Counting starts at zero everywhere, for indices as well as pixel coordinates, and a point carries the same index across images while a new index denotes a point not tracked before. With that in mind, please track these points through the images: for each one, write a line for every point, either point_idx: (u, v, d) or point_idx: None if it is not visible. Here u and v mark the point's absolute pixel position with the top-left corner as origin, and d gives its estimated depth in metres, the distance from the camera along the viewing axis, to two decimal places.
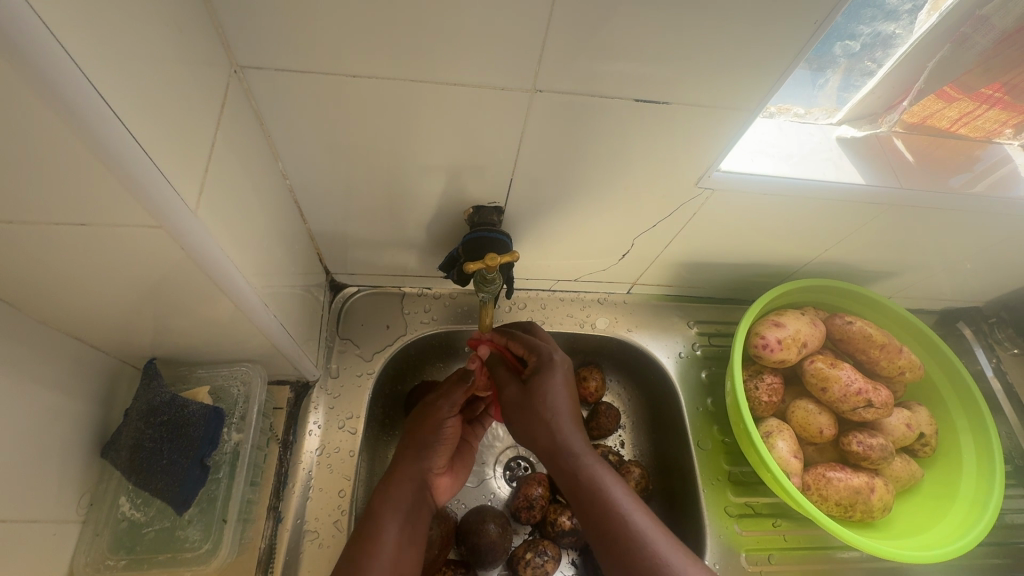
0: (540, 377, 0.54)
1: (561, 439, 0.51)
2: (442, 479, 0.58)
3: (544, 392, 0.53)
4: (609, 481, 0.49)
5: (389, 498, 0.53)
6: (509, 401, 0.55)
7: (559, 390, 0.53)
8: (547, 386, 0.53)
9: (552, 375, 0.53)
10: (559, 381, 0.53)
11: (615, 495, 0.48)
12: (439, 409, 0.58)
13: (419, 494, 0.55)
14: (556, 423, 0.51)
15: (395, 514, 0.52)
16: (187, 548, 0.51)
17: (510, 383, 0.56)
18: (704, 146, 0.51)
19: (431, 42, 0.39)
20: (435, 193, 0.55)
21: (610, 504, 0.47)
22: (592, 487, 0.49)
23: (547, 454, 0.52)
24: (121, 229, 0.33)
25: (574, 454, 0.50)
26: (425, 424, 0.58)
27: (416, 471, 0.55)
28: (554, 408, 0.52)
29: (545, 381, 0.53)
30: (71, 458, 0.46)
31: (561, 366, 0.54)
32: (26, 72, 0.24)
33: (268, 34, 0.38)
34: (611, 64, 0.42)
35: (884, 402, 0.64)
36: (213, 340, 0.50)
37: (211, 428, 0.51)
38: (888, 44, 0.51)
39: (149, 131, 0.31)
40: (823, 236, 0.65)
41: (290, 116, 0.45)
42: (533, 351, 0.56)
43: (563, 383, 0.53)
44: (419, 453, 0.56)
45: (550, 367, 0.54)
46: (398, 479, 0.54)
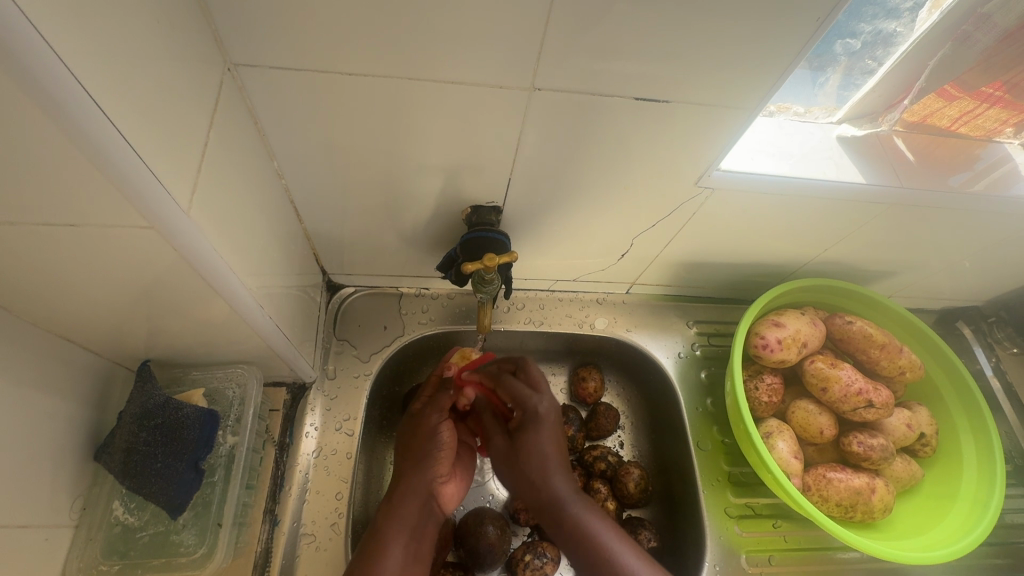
0: (525, 434, 0.53)
1: (548, 490, 0.51)
2: (447, 488, 0.57)
3: (530, 447, 0.53)
4: (599, 526, 0.49)
5: (396, 514, 0.52)
6: (496, 452, 0.56)
7: (545, 441, 0.53)
8: (533, 439, 0.53)
9: (538, 432, 0.53)
10: (544, 434, 0.53)
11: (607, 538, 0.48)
12: (430, 418, 0.58)
13: (425, 509, 0.54)
14: (543, 474, 0.51)
15: (401, 529, 0.51)
16: (183, 552, 0.50)
17: (496, 436, 0.57)
18: (704, 145, 0.50)
19: (428, 40, 0.39)
20: (433, 193, 0.54)
21: (593, 546, 0.48)
22: (583, 535, 0.48)
23: (535, 508, 0.53)
24: (113, 230, 0.33)
25: (559, 504, 0.50)
26: (420, 435, 0.58)
27: (421, 484, 0.54)
28: (540, 463, 0.52)
29: (531, 436, 0.53)
30: (63, 462, 0.45)
31: (547, 420, 0.54)
32: (11, 69, 0.23)
33: (261, 31, 0.37)
34: (611, 62, 0.41)
35: (885, 402, 0.64)
36: (208, 342, 0.49)
37: (206, 431, 0.51)
38: (889, 42, 0.51)
39: (140, 131, 0.30)
40: (824, 235, 0.64)
41: (286, 115, 0.44)
42: (518, 404, 0.56)
43: (549, 437, 0.53)
44: (420, 466, 0.55)
45: (535, 421, 0.54)
46: (403, 493, 0.54)
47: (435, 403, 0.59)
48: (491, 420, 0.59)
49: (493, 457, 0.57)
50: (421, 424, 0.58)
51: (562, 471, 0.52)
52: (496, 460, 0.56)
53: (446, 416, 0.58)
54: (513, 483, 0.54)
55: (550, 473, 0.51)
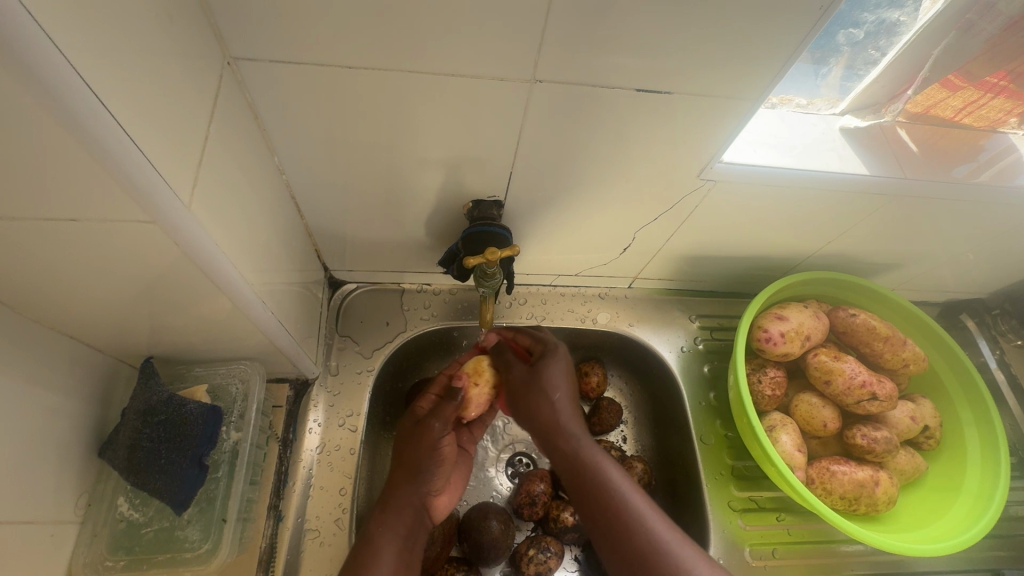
0: (544, 362, 0.56)
1: (560, 418, 0.53)
2: (440, 499, 0.57)
3: (550, 373, 0.55)
4: (608, 464, 0.50)
5: (386, 523, 0.52)
6: (512, 380, 0.57)
7: (561, 372, 0.56)
8: (550, 368, 0.55)
9: (556, 360, 0.56)
10: (560, 365, 0.56)
11: (615, 480, 0.49)
12: (433, 430, 0.56)
13: (417, 516, 0.54)
14: (556, 408, 0.53)
15: (394, 537, 0.51)
16: (187, 548, 0.50)
17: (515, 365, 0.58)
18: (708, 136, 0.50)
19: (428, 33, 0.39)
20: (434, 188, 0.54)
21: (607, 485, 0.49)
22: (592, 467, 0.50)
23: (546, 431, 0.53)
24: (115, 225, 0.33)
25: (572, 435, 0.52)
26: (422, 446, 0.55)
27: (413, 497, 0.54)
28: (556, 389, 0.54)
29: (548, 364, 0.56)
30: (67, 459, 0.45)
31: (562, 353, 0.57)
32: (12, 63, 0.23)
33: (262, 25, 0.37)
34: (612, 53, 0.41)
35: (888, 395, 0.64)
36: (211, 338, 0.49)
37: (209, 427, 0.51)
38: (892, 32, 0.50)
39: (141, 127, 0.30)
40: (826, 228, 0.64)
41: (286, 110, 0.44)
42: (539, 342, 0.59)
43: (565, 368, 0.56)
44: (413, 479, 0.54)
45: (554, 354, 0.57)
46: (395, 503, 0.53)
47: (440, 412, 0.57)
48: (512, 356, 0.60)
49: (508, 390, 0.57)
50: (422, 430, 0.56)
51: (571, 405, 0.55)
52: (512, 390, 0.56)
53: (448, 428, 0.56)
54: (525, 411, 0.55)
55: (559, 402, 0.54)
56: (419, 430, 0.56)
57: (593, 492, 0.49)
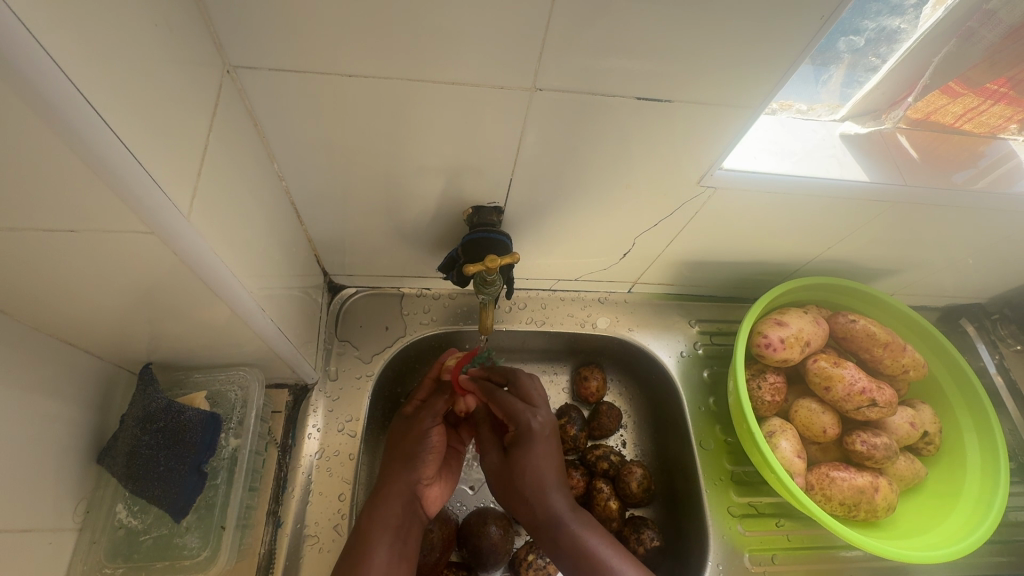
0: (520, 451, 0.53)
1: (545, 509, 0.51)
2: (431, 490, 0.58)
3: (526, 464, 0.52)
4: (588, 533, 0.50)
5: (378, 513, 0.52)
6: (489, 468, 0.56)
7: (540, 461, 0.52)
8: (527, 459, 0.53)
9: (531, 448, 0.53)
10: (538, 451, 0.53)
11: (596, 544, 0.50)
12: (423, 422, 0.58)
13: (408, 509, 0.54)
14: (539, 493, 0.51)
15: (385, 531, 0.51)
16: (186, 554, 0.50)
17: (490, 449, 0.57)
18: (708, 143, 0.50)
19: (428, 42, 0.39)
20: (434, 194, 0.54)
21: (586, 562, 0.49)
22: (579, 554, 0.49)
23: (530, 526, 0.53)
24: (114, 235, 0.33)
25: (554, 524, 0.51)
26: (412, 437, 0.58)
27: (404, 484, 0.55)
28: (534, 481, 0.52)
29: (525, 455, 0.53)
30: (66, 465, 0.45)
31: (541, 436, 0.53)
32: (10, 78, 0.23)
33: (261, 33, 0.37)
34: (613, 61, 0.41)
35: (888, 401, 0.64)
36: (210, 344, 0.49)
37: (208, 434, 0.51)
38: (893, 39, 0.50)
39: (139, 137, 0.30)
40: (826, 234, 0.64)
41: (285, 117, 0.44)
42: (511, 418, 0.54)
43: (544, 452, 0.53)
44: (406, 467, 0.56)
45: (529, 438, 0.53)
46: (387, 492, 0.54)
47: (433, 407, 0.59)
48: (489, 435, 0.58)
49: (489, 479, 0.56)
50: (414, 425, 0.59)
51: (557, 479, 0.52)
52: (489, 477, 0.56)
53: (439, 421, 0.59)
54: (508, 503, 0.54)
55: (545, 491, 0.51)
56: (410, 424, 0.60)
57: (571, 559, 0.50)
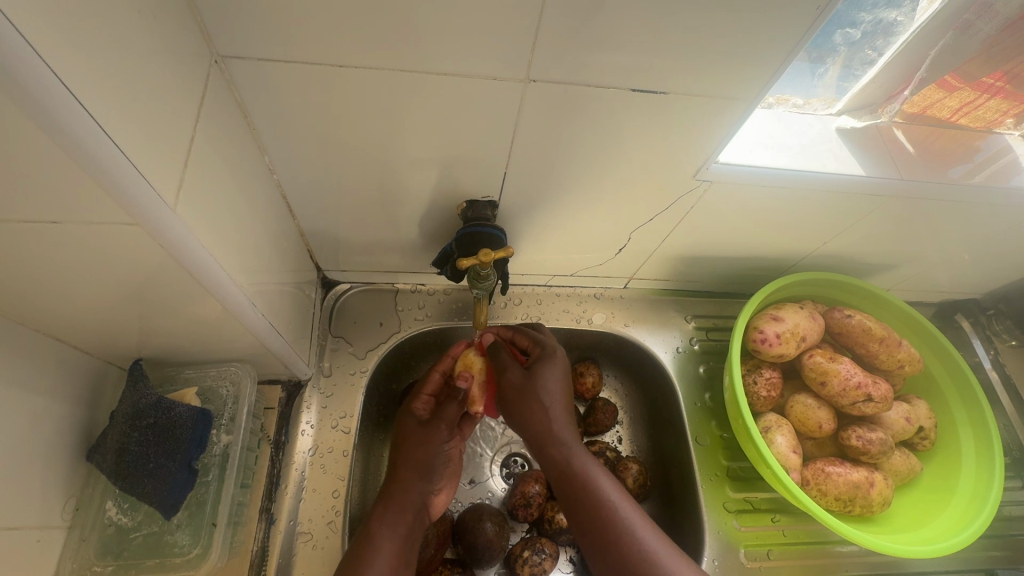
0: (540, 367, 0.55)
1: (554, 428, 0.52)
2: (440, 497, 0.58)
3: (544, 383, 0.54)
4: (598, 472, 0.51)
5: (389, 518, 0.52)
6: (508, 381, 0.56)
7: (558, 380, 0.55)
8: (545, 375, 0.55)
9: (551, 368, 0.55)
10: (558, 371, 0.55)
11: (606, 491, 0.50)
12: (439, 433, 0.57)
13: (416, 518, 0.54)
14: (550, 408, 0.53)
15: (396, 527, 0.52)
16: (177, 552, 0.50)
17: (510, 366, 0.57)
18: (703, 137, 0.49)
19: (420, 33, 0.38)
20: (427, 188, 0.53)
21: (593, 495, 0.49)
22: (584, 478, 0.50)
23: (537, 439, 0.53)
24: (97, 227, 0.32)
25: (564, 445, 0.52)
26: (426, 445, 0.57)
27: (417, 494, 0.55)
28: (551, 397, 0.53)
29: (544, 370, 0.55)
30: (54, 463, 0.45)
31: (560, 361, 0.56)
32: None
33: (249, 22, 0.37)
34: (608, 53, 0.41)
35: (883, 396, 0.63)
36: (201, 340, 0.49)
37: (199, 430, 0.50)
38: (889, 32, 0.50)
39: (122, 128, 0.29)
40: (822, 229, 0.64)
41: (275, 109, 0.43)
42: (537, 343, 0.59)
43: (560, 376, 0.55)
44: (421, 478, 0.55)
45: (550, 359, 0.56)
46: (400, 501, 0.53)
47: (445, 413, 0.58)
48: (507, 356, 0.59)
49: (503, 392, 0.56)
50: (429, 431, 0.57)
51: (565, 415, 0.54)
52: (506, 393, 0.56)
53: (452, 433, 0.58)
54: (520, 413, 0.54)
55: (555, 409, 0.53)
56: (426, 431, 0.57)
57: (580, 490, 0.50)
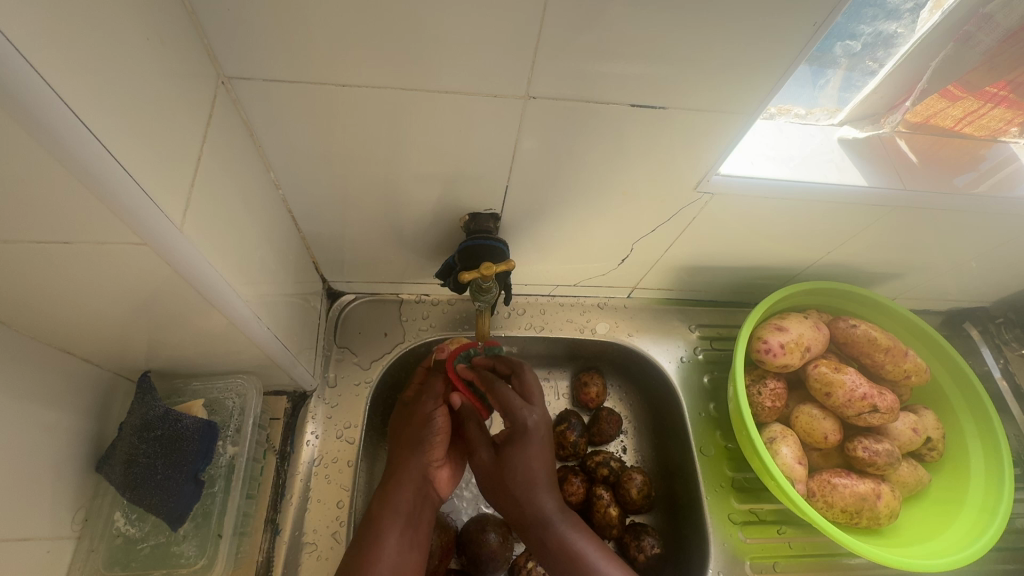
0: (512, 449, 0.52)
1: (534, 502, 0.50)
2: (442, 473, 0.57)
3: (515, 466, 0.51)
4: (581, 541, 0.50)
5: (390, 501, 0.53)
6: (480, 467, 0.53)
7: (530, 458, 0.51)
8: (518, 456, 0.51)
9: (525, 448, 0.51)
10: (529, 449, 0.51)
11: (585, 550, 0.49)
12: (426, 407, 0.59)
13: (418, 495, 0.54)
14: (529, 492, 0.50)
15: (396, 518, 0.52)
16: (183, 563, 0.50)
17: (480, 447, 0.54)
18: (703, 149, 0.49)
19: (421, 53, 0.39)
20: (430, 201, 0.54)
21: (575, 561, 0.49)
22: (569, 553, 0.49)
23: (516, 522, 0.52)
24: (106, 247, 0.33)
25: (545, 519, 0.50)
26: (415, 421, 0.58)
27: (415, 469, 0.55)
28: (526, 480, 0.51)
29: (517, 450, 0.51)
30: (64, 474, 0.45)
31: (536, 435, 0.52)
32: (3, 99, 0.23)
33: (254, 44, 0.37)
34: (606, 70, 0.41)
35: (890, 407, 0.63)
36: (208, 352, 0.50)
37: (204, 444, 0.51)
38: (890, 43, 0.50)
39: (130, 151, 0.30)
40: (826, 238, 0.64)
41: (281, 127, 0.44)
42: (508, 413, 0.53)
43: (538, 453, 0.52)
44: (414, 452, 0.56)
45: (523, 434, 0.52)
46: (397, 479, 0.54)
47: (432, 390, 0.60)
48: (479, 430, 0.55)
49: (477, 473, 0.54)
50: (416, 412, 0.59)
51: (549, 487, 0.51)
52: (477, 471, 0.53)
53: (440, 403, 0.58)
54: (498, 501, 0.53)
55: (535, 488, 0.50)
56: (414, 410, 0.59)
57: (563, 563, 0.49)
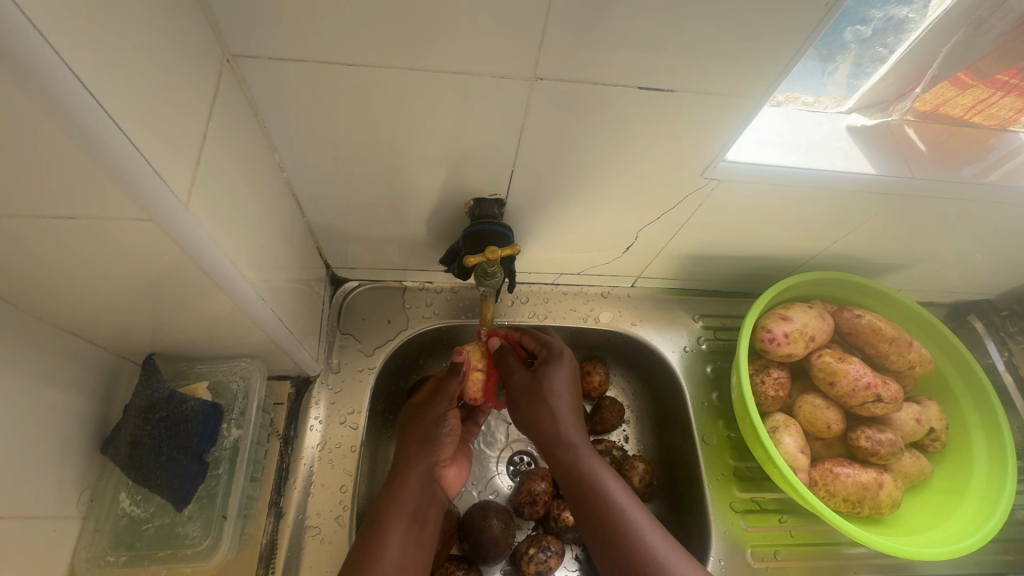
0: (548, 367, 0.58)
1: (563, 430, 0.54)
2: (451, 471, 0.58)
3: (552, 381, 0.56)
4: (608, 477, 0.52)
5: (395, 496, 0.53)
6: (515, 383, 0.58)
7: (565, 379, 0.57)
8: (555, 374, 0.57)
9: (559, 367, 0.58)
10: (566, 371, 0.58)
11: (614, 493, 0.51)
12: (438, 406, 0.58)
13: (425, 493, 0.54)
14: (559, 413, 0.55)
15: (401, 514, 0.51)
16: (188, 544, 0.50)
17: (517, 369, 0.59)
18: (711, 135, 0.49)
19: (427, 34, 0.39)
20: (435, 186, 0.54)
21: (605, 498, 0.50)
22: (587, 478, 0.51)
23: (547, 443, 0.54)
24: (111, 223, 0.33)
25: (574, 447, 0.53)
26: (426, 419, 0.58)
27: (423, 466, 0.55)
28: (558, 396, 0.56)
29: (554, 368, 0.57)
30: (69, 453, 0.46)
31: (567, 359, 0.59)
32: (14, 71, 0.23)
33: (259, 22, 0.37)
34: (614, 53, 0.41)
35: (893, 397, 0.63)
36: (213, 335, 0.50)
37: (210, 424, 0.51)
38: (900, 29, 0.49)
39: (137, 126, 0.30)
40: (832, 228, 0.63)
41: (286, 108, 0.44)
42: (543, 345, 0.61)
43: (569, 375, 0.58)
44: (424, 450, 0.56)
45: (558, 359, 0.59)
46: (404, 475, 0.54)
47: (445, 390, 0.59)
48: (515, 360, 0.60)
49: (512, 393, 0.58)
50: (428, 410, 0.59)
51: (575, 421, 0.56)
52: (514, 392, 0.58)
53: (454, 403, 0.59)
54: (528, 415, 0.56)
55: (563, 416, 0.55)
56: (426, 408, 0.59)
57: (590, 496, 0.50)
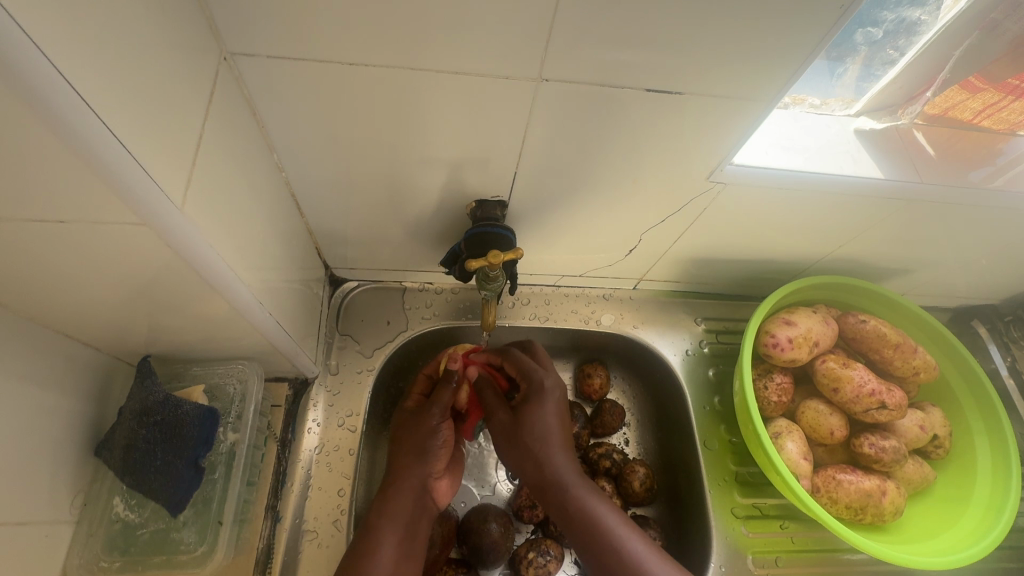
0: (530, 406, 0.54)
1: (552, 471, 0.51)
2: (441, 483, 0.57)
3: (535, 421, 0.53)
4: (603, 510, 0.49)
5: (388, 508, 0.52)
6: (498, 426, 0.56)
7: (550, 416, 0.54)
8: (537, 414, 0.54)
9: (543, 405, 0.54)
10: (549, 408, 0.54)
11: (611, 523, 0.49)
12: (432, 417, 0.56)
13: (417, 504, 0.54)
14: (546, 450, 0.52)
15: (395, 525, 0.51)
16: (183, 549, 0.50)
17: (498, 411, 0.56)
18: (718, 137, 0.48)
19: (431, 33, 0.38)
20: (437, 187, 0.53)
21: (601, 536, 0.48)
22: (586, 518, 0.49)
23: (536, 486, 0.52)
24: (105, 226, 0.32)
25: (564, 486, 0.50)
26: (420, 429, 0.56)
27: (417, 477, 0.54)
28: (543, 436, 0.52)
29: (536, 408, 0.54)
30: (63, 458, 0.45)
31: (551, 394, 0.55)
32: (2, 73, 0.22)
33: (257, 19, 0.36)
34: (622, 55, 0.40)
35: (898, 404, 0.62)
36: (210, 337, 0.49)
37: (206, 429, 0.50)
38: (912, 31, 0.49)
39: (131, 129, 0.29)
40: (837, 232, 0.63)
41: (285, 107, 0.43)
42: (525, 376, 0.57)
43: (554, 411, 0.54)
44: (418, 460, 0.55)
45: (541, 395, 0.55)
46: (398, 486, 0.53)
47: (438, 400, 0.57)
48: (494, 396, 0.58)
49: (496, 433, 0.56)
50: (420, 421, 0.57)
51: (564, 452, 0.52)
52: (498, 435, 0.56)
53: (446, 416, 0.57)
54: (515, 460, 0.54)
55: (551, 448, 0.52)
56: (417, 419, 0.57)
57: (585, 536, 0.48)
